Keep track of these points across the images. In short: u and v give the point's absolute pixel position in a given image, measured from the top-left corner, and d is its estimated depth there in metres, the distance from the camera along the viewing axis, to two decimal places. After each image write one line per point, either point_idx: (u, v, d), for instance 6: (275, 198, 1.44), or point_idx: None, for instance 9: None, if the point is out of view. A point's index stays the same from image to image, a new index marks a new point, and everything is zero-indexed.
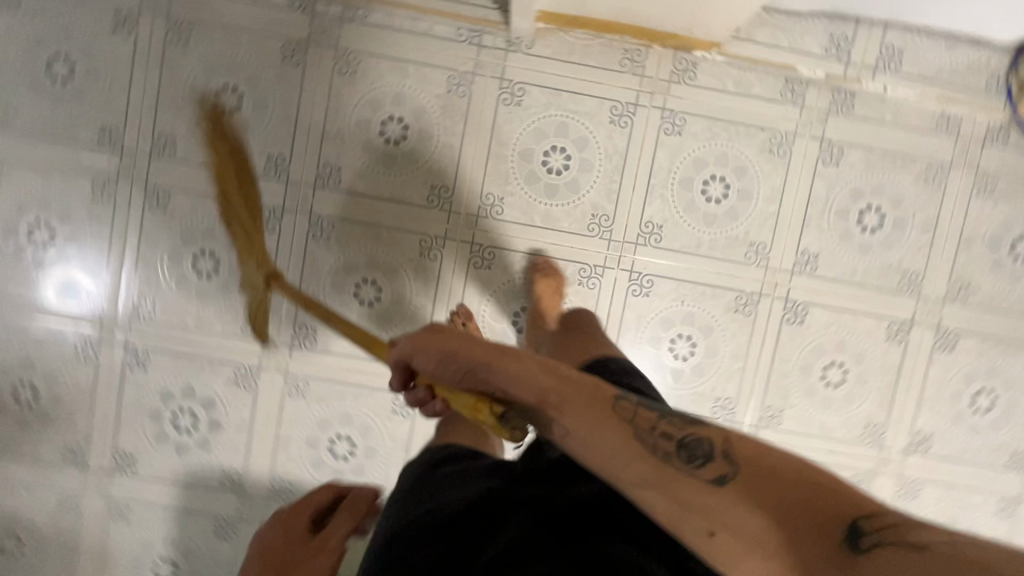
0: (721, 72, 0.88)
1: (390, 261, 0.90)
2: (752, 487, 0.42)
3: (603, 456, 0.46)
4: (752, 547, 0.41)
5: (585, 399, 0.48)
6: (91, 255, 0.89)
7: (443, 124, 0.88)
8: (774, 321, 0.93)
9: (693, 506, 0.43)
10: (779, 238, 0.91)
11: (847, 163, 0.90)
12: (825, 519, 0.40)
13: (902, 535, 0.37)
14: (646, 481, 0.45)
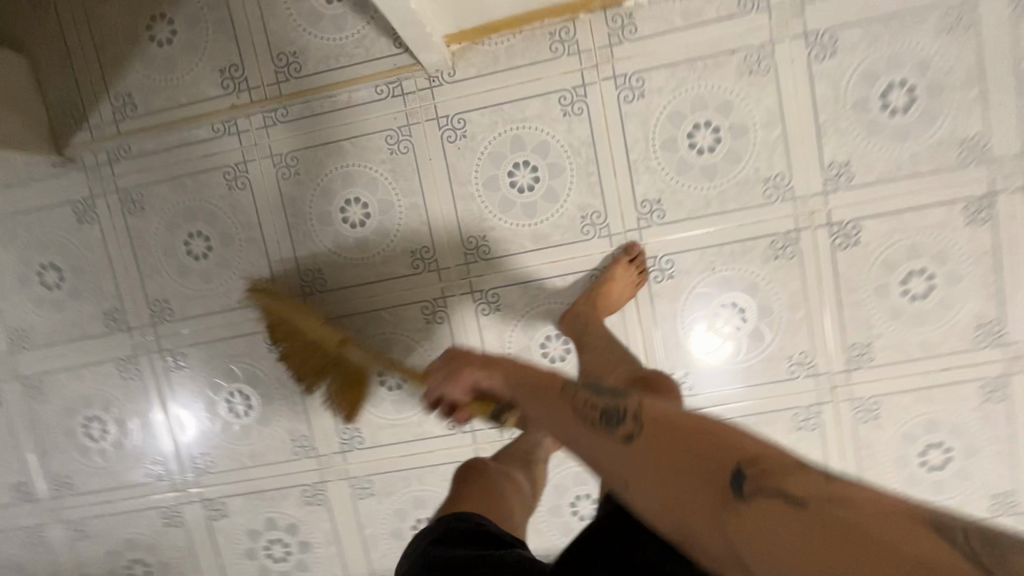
0: (663, 12, 0.77)
1: (401, 338, 0.88)
2: (653, 450, 0.39)
3: (546, 421, 0.52)
4: (649, 497, 0.39)
5: (544, 388, 0.54)
6: (186, 396, 0.92)
7: (399, 186, 0.84)
8: (824, 253, 0.80)
9: (604, 462, 0.43)
10: (797, 161, 0.79)
11: (845, 48, 0.77)
12: (714, 471, 0.36)
13: (784, 490, 0.33)
14: (578, 452, 0.46)
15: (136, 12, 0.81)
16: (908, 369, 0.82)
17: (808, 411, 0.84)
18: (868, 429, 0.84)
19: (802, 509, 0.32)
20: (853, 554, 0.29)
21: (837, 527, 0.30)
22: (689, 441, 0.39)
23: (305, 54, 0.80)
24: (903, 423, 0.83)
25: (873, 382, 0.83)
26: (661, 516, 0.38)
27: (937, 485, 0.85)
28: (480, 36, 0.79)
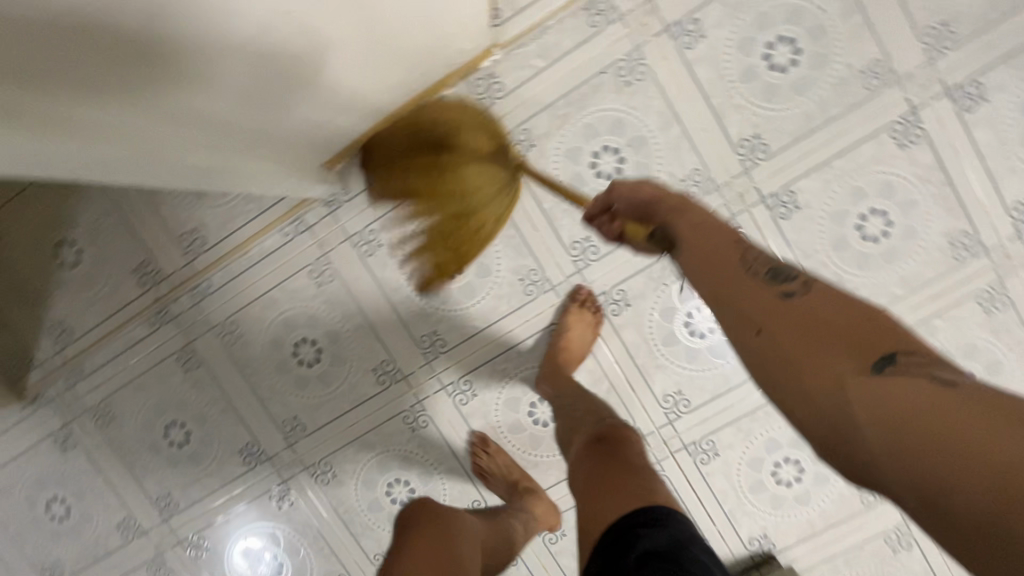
0: (520, 59, 0.76)
1: (394, 452, 0.87)
2: (814, 310, 0.34)
3: (692, 260, 0.42)
4: (799, 348, 0.32)
5: (714, 225, 0.44)
6: (250, 527, 0.91)
7: (337, 313, 0.84)
8: (768, 226, 0.77)
9: (743, 305, 0.37)
10: (706, 150, 0.76)
11: (711, 25, 0.73)
12: (876, 337, 0.31)
13: (932, 371, 0.29)
14: (720, 289, 0.39)
15: (41, 244, 0.83)
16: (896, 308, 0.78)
17: None
18: None
19: (953, 390, 0.27)
20: (956, 453, 0.25)
21: (979, 407, 0.26)
22: (848, 307, 0.33)
23: (205, 225, 0.81)
24: None
25: None
26: (779, 370, 0.33)
27: None
28: (359, 147, 0.79)
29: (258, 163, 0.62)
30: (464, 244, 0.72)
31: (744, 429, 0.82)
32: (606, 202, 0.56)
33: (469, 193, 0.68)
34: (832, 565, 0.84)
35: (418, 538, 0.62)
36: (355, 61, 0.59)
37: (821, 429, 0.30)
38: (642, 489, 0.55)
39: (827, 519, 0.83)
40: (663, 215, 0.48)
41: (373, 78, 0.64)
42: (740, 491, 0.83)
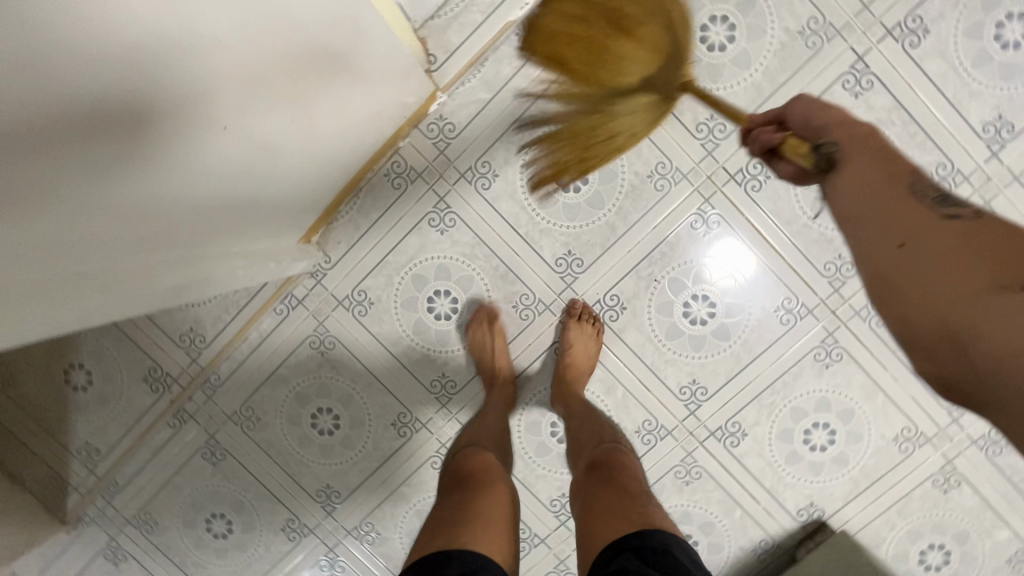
0: (466, 96, 0.76)
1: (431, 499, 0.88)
2: (973, 240, 0.34)
3: (853, 181, 0.41)
4: (937, 265, 0.34)
5: (879, 149, 0.42)
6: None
7: (346, 378, 0.85)
8: (745, 201, 0.77)
9: (894, 222, 0.37)
10: (666, 142, 0.76)
11: None
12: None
13: None
14: (872, 195, 0.39)
15: (51, 372, 0.85)
16: None
17: (825, 346, 0.79)
18: None
19: None
20: None
21: None
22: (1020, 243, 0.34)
23: (201, 322, 0.83)
24: None
25: None
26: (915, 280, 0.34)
27: None
28: (330, 215, 0.80)
29: (218, 266, 0.61)
30: (595, 147, 0.59)
31: (768, 405, 0.81)
32: (778, 113, 0.49)
33: (627, 94, 0.56)
34: (887, 520, 0.83)
35: (489, 505, 0.61)
36: (294, 147, 0.59)
37: (937, 332, 0.32)
38: (642, 508, 0.57)
39: (870, 475, 0.82)
40: (837, 133, 0.44)
41: (315, 154, 0.64)
42: (778, 465, 0.83)
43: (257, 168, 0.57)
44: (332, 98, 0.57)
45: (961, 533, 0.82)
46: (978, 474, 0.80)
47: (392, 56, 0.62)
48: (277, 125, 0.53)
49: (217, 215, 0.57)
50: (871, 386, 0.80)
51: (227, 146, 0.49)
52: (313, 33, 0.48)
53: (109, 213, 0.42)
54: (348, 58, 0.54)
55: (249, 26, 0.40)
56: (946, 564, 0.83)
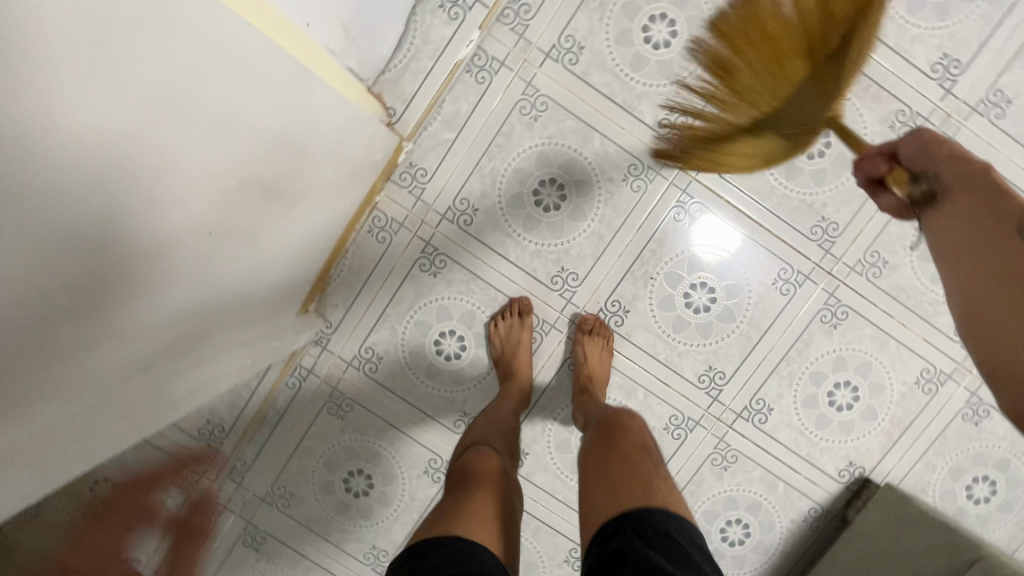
0: (431, 139, 0.77)
1: None
2: None
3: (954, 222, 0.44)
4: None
5: (992, 188, 0.43)
6: None
7: (371, 437, 0.85)
8: (721, 185, 0.78)
9: (985, 265, 0.40)
10: (633, 144, 0.77)
11: (585, 33, 0.75)
12: None
13: None
14: (967, 242, 0.42)
15: None
16: (873, 205, 0.78)
17: (829, 307, 0.80)
18: (889, 277, 0.79)
19: None
20: None
21: None
22: None
23: (217, 412, 0.83)
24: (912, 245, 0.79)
25: (856, 240, 0.79)
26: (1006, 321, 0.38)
27: None
28: (323, 281, 0.80)
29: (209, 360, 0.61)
30: (700, 151, 0.60)
31: (787, 375, 0.82)
32: (894, 144, 0.50)
33: (751, 130, 0.56)
34: (927, 463, 0.83)
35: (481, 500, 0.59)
36: (275, 233, 0.60)
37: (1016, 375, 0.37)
38: (646, 483, 0.55)
39: (901, 422, 0.82)
40: (950, 172, 0.45)
41: (296, 234, 0.65)
42: (810, 432, 0.83)
43: (244, 263, 0.57)
44: (305, 182, 0.58)
45: (1000, 460, 0.83)
46: None
47: (356, 127, 0.63)
48: (257, 220, 0.54)
49: (210, 313, 0.57)
50: (882, 336, 0.81)
51: (213, 249, 0.49)
52: (276, 140, 0.48)
53: (103, 336, 0.42)
54: (318, 141, 0.56)
55: (209, 160, 0.41)
56: (993, 494, 0.84)
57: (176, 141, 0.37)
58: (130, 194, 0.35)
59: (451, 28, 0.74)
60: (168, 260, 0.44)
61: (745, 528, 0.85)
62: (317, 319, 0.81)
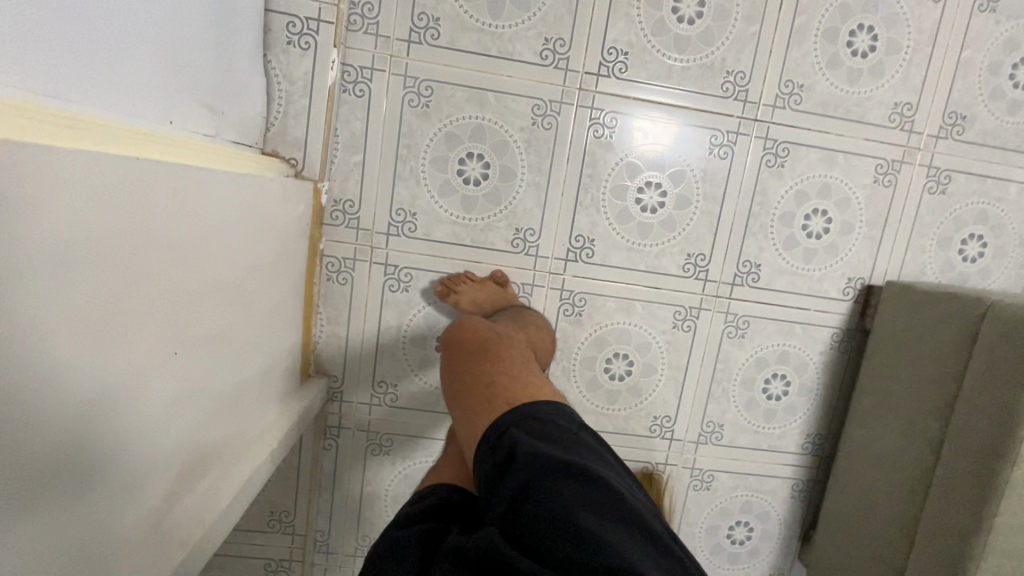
0: (343, 169, 0.77)
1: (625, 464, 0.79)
2: None
3: None
4: None
5: None
6: None
7: (421, 456, 0.87)
8: (622, 87, 0.78)
9: None
10: (526, 85, 0.77)
11: (434, 5, 0.74)
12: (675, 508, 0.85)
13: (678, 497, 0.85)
14: None
15: None
16: (766, 39, 0.79)
17: (770, 150, 0.81)
18: (811, 98, 0.80)
19: None
20: None
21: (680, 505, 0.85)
22: None
23: (276, 502, 0.85)
24: (817, 59, 0.80)
25: (766, 78, 0.79)
26: None
27: (895, 44, 0.80)
28: (310, 342, 0.82)
29: (244, 458, 0.62)
30: None
31: (759, 229, 0.84)
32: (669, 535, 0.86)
33: None
34: (915, 247, 0.86)
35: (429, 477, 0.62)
36: (238, 324, 0.60)
37: None
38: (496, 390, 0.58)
39: (877, 223, 0.85)
40: None
41: (260, 315, 0.65)
42: (802, 270, 0.85)
43: (224, 361, 0.58)
44: (240, 267, 0.58)
45: (979, 214, 0.86)
46: (957, 160, 0.84)
47: (266, 192, 0.63)
48: (214, 321, 0.54)
49: (220, 419, 0.58)
50: (828, 155, 0.82)
51: (183, 362, 0.50)
52: (196, 222, 0.49)
53: (122, 475, 0.43)
54: (231, 226, 0.55)
55: (138, 266, 0.42)
56: (984, 248, 0.87)
57: (91, 285, 0.37)
58: (66, 346, 0.36)
59: (310, 59, 0.73)
60: (143, 388, 0.44)
61: (784, 379, 0.89)
62: (322, 379, 0.82)
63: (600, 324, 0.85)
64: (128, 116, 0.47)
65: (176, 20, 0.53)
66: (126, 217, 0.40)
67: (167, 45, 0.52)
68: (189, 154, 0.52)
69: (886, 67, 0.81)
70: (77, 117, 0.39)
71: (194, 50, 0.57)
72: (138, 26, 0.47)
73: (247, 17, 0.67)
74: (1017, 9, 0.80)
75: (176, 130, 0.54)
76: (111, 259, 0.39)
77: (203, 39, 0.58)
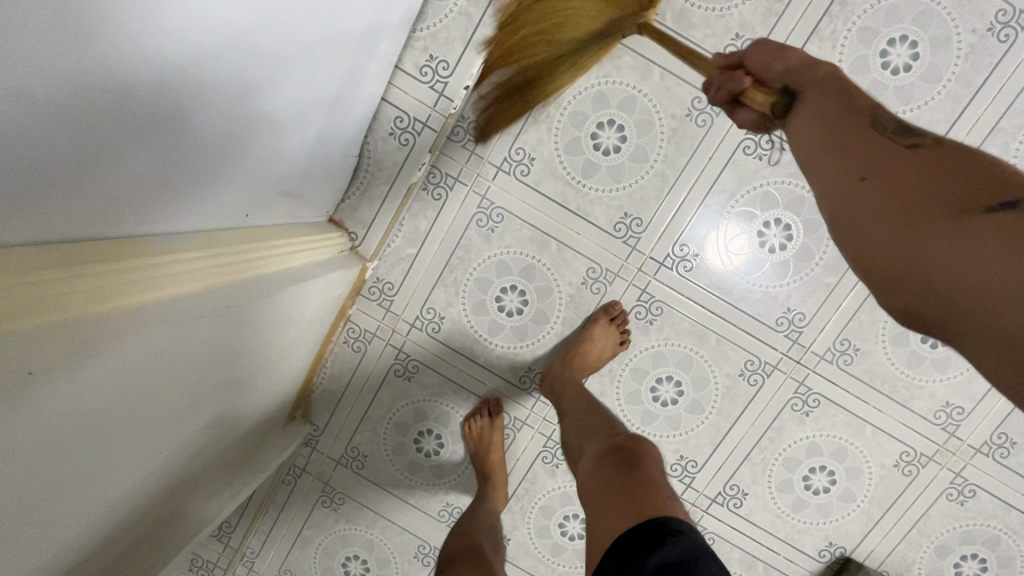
0: (394, 255, 0.80)
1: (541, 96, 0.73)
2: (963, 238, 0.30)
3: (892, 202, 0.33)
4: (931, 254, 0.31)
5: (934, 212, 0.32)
6: None
7: (362, 526, 0.90)
8: (680, 283, 0.78)
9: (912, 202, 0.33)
10: (590, 247, 0.78)
11: (534, 145, 0.76)
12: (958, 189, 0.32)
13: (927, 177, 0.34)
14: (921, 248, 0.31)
15: None
16: (840, 293, 0.76)
17: (800, 395, 0.79)
18: (862, 363, 0.78)
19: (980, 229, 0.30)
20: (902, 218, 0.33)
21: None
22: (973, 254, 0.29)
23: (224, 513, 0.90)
24: (884, 331, 0.77)
25: (824, 329, 0.77)
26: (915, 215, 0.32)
27: None
28: (307, 389, 0.86)
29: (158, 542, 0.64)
30: None
31: (760, 461, 0.82)
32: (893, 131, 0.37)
33: None
34: (911, 542, 0.82)
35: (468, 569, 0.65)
36: (195, 426, 0.58)
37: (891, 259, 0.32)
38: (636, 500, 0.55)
39: (881, 504, 0.82)
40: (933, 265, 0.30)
41: (250, 391, 0.68)
42: (786, 515, 0.83)
43: (186, 447, 0.59)
44: (203, 379, 0.54)
45: (990, 537, 0.81)
46: (989, 479, 0.79)
47: (307, 293, 0.66)
48: (151, 449, 0.52)
49: (175, 487, 0.62)
50: (857, 422, 0.80)
51: (98, 504, 0.48)
52: (237, 329, 0.55)
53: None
54: (199, 353, 0.50)
55: (172, 374, 0.48)
56: (983, 570, 0.82)
57: (102, 414, 0.41)
58: (69, 470, 0.41)
59: (404, 155, 0.76)
60: (135, 469, 0.51)
61: None
62: (305, 425, 0.87)
63: (570, 482, 0.85)
64: (125, 225, 0.41)
65: (237, 117, 0.47)
66: (178, 348, 0.46)
67: (216, 145, 0.46)
68: (191, 272, 0.46)
69: (950, 364, 0.77)
70: (170, 253, 0.45)
71: (253, 140, 0.51)
72: (213, 138, 0.45)
73: (362, 108, 0.70)
74: None
75: (195, 223, 0.50)
76: (15, 452, 0.34)
77: (275, 126, 0.54)
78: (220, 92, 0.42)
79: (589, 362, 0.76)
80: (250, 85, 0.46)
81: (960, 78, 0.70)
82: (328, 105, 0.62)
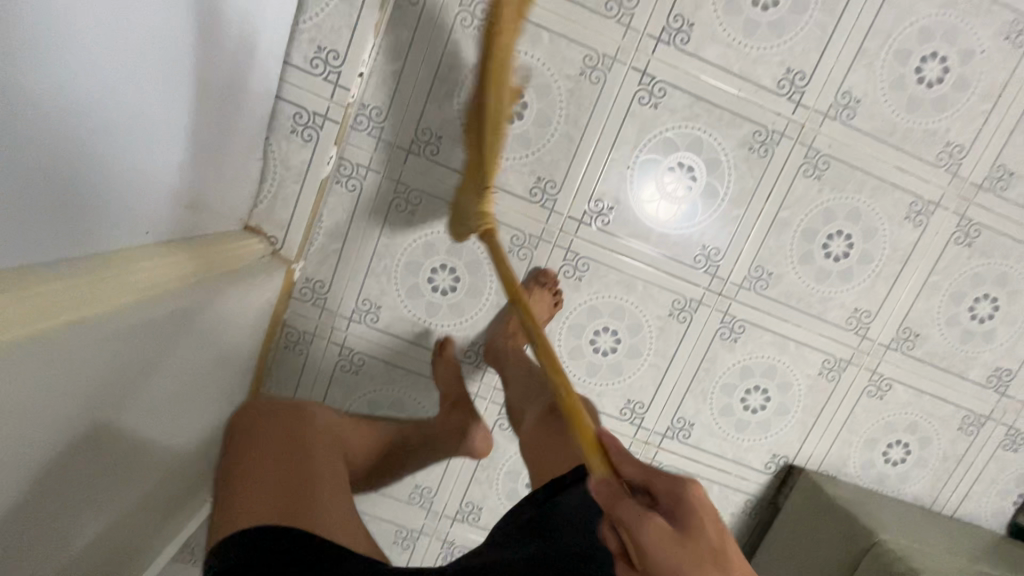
0: (320, 253, 0.80)
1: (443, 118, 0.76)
2: None
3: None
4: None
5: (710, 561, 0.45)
6: None
7: None
8: (601, 238, 0.81)
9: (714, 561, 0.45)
10: (511, 216, 0.80)
11: (439, 123, 0.76)
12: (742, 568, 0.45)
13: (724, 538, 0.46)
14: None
15: None
16: (747, 223, 0.81)
17: (727, 324, 0.85)
18: (777, 286, 0.83)
19: None
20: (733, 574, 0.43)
21: None
22: None
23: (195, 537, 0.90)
24: (792, 253, 0.82)
25: (738, 259, 0.82)
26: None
27: (867, 255, 0.83)
28: None
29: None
30: None
31: (700, 392, 0.87)
32: None
33: None
34: (843, 440, 0.90)
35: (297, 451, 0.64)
36: (138, 449, 0.58)
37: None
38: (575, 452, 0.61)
39: (813, 411, 0.89)
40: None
41: (194, 406, 0.68)
42: (731, 436, 0.90)
43: (138, 470, 0.59)
44: (138, 398, 0.55)
45: (909, 423, 0.90)
46: (901, 372, 0.87)
47: (230, 300, 0.67)
48: (90, 478, 0.51)
49: (134, 512, 0.62)
50: (781, 340, 0.86)
51: (53, 537, 0.48)
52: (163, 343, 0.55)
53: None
54: (110, 377, 0.49)
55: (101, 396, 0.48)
56: (907, 454, 0.91)
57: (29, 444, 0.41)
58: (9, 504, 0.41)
59: (309, 151, 0.75)
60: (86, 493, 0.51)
61: None
62: None
63: None
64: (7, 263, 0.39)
65: (124, 133, 0.46)
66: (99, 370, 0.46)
67: (91, 162, 0.43)
68: (82, 295, 0.44)
69: (854, 274, 0.83)
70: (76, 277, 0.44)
71: (135, 149, 0.49)
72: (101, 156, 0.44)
73: (255, 110, 0.69)
74: (992, 248, 0.83)
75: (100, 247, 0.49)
76: None
77: (160, 133, 0.52)
78: (76, 105, 0.39)
79: (531, 324, 0.80)
80: (129, 99, 0.45)
81: (824, 7, 0.74)
82: (216, 106, 0.60)
